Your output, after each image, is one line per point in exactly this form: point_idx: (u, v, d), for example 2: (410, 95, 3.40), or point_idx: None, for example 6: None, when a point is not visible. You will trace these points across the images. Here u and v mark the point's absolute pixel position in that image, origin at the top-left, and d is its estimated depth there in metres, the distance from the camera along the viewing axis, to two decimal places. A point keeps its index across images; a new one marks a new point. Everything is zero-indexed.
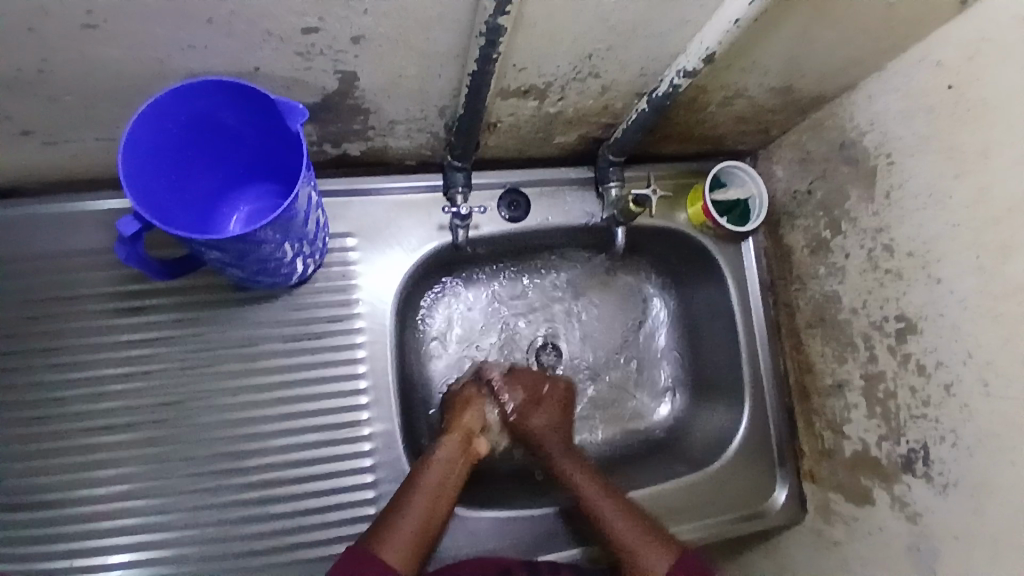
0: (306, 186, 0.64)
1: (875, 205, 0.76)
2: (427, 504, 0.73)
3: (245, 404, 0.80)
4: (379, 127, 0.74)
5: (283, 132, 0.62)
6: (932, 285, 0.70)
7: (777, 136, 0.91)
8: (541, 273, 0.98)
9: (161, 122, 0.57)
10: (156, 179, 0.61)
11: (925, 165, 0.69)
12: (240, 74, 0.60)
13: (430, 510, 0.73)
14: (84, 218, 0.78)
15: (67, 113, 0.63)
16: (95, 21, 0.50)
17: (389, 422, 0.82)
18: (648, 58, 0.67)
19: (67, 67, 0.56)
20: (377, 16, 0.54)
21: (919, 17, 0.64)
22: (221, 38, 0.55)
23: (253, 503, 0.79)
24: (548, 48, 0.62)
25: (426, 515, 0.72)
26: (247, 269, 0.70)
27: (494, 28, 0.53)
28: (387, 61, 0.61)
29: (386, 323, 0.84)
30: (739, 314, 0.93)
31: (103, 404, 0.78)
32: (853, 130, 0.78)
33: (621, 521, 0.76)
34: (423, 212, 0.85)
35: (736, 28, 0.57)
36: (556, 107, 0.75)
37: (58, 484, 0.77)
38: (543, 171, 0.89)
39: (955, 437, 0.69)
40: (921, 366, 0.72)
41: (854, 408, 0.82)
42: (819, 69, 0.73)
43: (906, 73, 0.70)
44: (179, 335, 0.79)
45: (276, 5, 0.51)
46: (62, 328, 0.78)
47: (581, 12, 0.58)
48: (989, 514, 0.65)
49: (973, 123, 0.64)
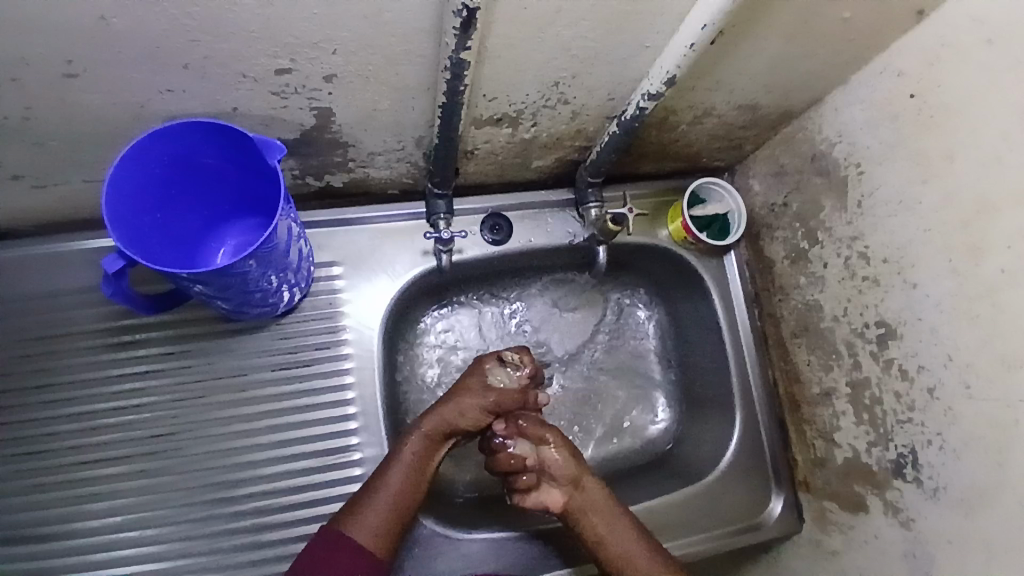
0: (286, 218, 0.66)
1: (848, 214, 0.77)
2: (404, 486, 0.74)
3: (236, 434, 0.81)
4: (359, 158, 0.77)
5: (263, 169, 0.64)
6: (908, 290, 0.71)
7: (752, 151, 0.93)
8: (525, 294, 0.99)
9: (144, 162, 0.60)
10: (142, 217, 0.63)
11: (893, 173, 0.71)
12: (218, 114, 0.63)
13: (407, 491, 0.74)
14: (74, 257, 0.80)
15: (55, 157, 0.65)
16: (76, 70, 0.53)
17: (378, 447, 0.83)
18: (614, 82, 0.70)
19: (54, 114, 0.58)
20: (345, 54, 0.57)
21: (875, 30, 0.66)
22: (197, 81, 0.57)
23: (244, 532, 0.79)
24: (514, 77, 0.65)
25: (398, 497, 0.73)
26: (232, 301, 0.72)
27: (457, 62, 0.55)
28: (361, 96, 0.64)
29: (373, 349, 0.85)
30: (726, 327, 0.94)
31: (96, 437, 0.79)
32: (823, 141, 0.80)
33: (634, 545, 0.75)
34: (407, 238, 0.87)
35: (692, 51, 0.59)
36: (531, 133, 0.78)
37: (54, 518, 0.77)
38: (524, 194, 0.91)
39: (941, 440, 0.69)
40: (903, 371, 0.73)
41: (842, 415, 0.83)
42: (783, 84, 0.75)
43: (870, 84, 0.72)
44: (170, 367, 0.81)
45: (246, 47, 0.54)
46: (56, 365, 0.80)
47: (543, 43, 0.60)
48: (982, 520, 0.65)
49: (935, 129, 0.65)
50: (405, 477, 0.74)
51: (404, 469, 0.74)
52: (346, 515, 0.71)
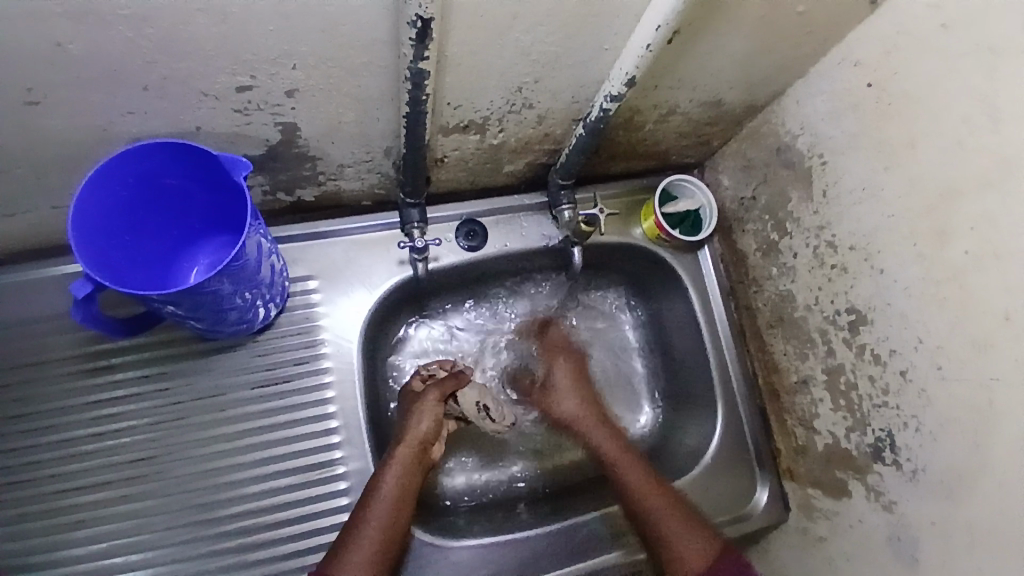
0: (255, 234, 0.66)
1: (814, 204, 0.79)
2: (388, 509, 0.74)
3: (219, 453, 0.80)
4: (329, 171, 0.77)
5: (230, 187, 0.64)
6: (876, 276, 0.72)
7: (719, 146, 0.94)
8: (503, 300, 1.00)
9: (109, 185, 0.59)
10: (109, 240, 0.63)
11: (855, 161, 0.72)
12: (184, 133, 0.63)
13: (390, 514, 0.74)
14: (46, 283, 0.80)
15: (19, 184, 0.65)
16: (35, 97, 0.53)
17: (363, 460, 0.83)
18: (578, 84, 0.70)
19: (14, 141, 0.58)
20: (306, 69, 0.57)
21: (831, 22, 0.67)
22: (159, 102, 0.57)
23: (232, 552, 0.78)
24: (477, 84, 0.65)
25: (384, 522, 0.73)
26: (207, 320, 0.71)
27: (418, 72, 0.55)
28: (326, 109, 0.64)
29: (353, 361, 0.85)
30: (704, 322, 0.95)
31: (76, 465, 0.78)
32: (787, 134, 0.81)
33: (675, 521, 0.78)
34: (382, 249, 0.87)
35: (649, 52, 0.60)
36: (499, 139, 0.78)
37: (37, 548, 0.76)
38: (497, 199, 0.92)
39: (917, 422, 0.70)
40: (876, 356, 0.74)
41: (820, 403, 0.84)
42: (745, 79, 0.77)
43: (828, 75, 0.74)
44: (148, 391, 0.80)
45: (206, 65, 0.54)
46: (31, 394, 0.79)
47: (503, 49, 0.61)
48: (960, 498, 0.66)
49: (892, 116, 0.67)
50: (387, 498, 0.75)
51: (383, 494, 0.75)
52: (335, 553, 0.72)
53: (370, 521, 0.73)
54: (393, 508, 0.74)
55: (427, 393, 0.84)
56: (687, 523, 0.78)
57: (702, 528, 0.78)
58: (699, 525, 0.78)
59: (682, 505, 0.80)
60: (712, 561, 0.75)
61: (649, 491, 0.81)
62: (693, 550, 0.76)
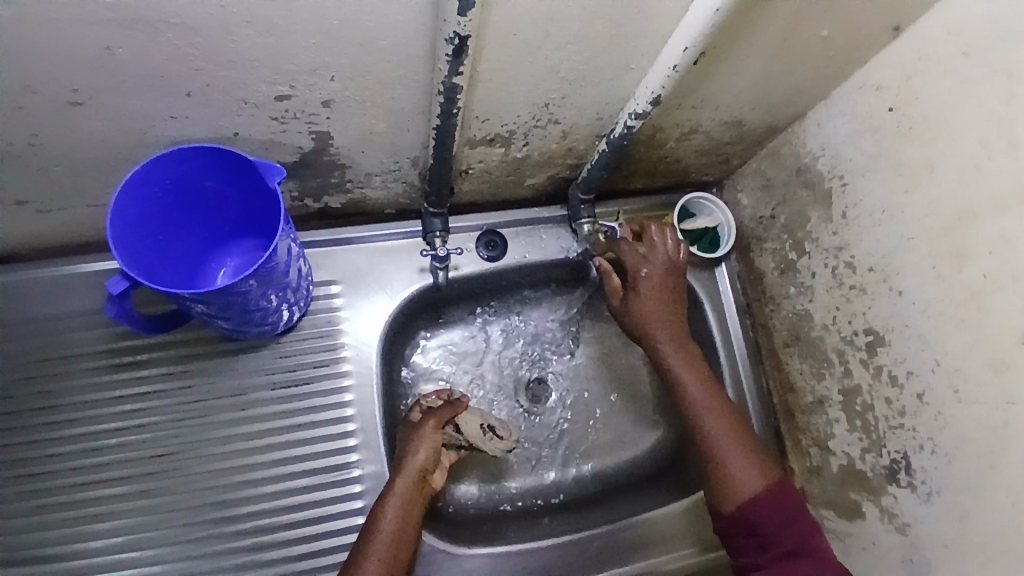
0: (286, 238, 0.67)
1: (834, 225, 0.79)
2: (389, 547, 0.71)
3: (237, 452, 0.81)
4: (356, 179, 0.79)
5: (264, 192, 0.66)
6: (895, 298, 0.73)
7: (739, 165, 0.95)
8: (520, 310, 1.01)
9: (147, 186, 0.61)
10: (144, 239, 0.65)
11: (875, 184, 0.73)
12: (220, 138, 0.65)
13: (391, 553, 0.71)
14: (78, 280, 0.82)
15: (60, 182, 0.67)
16: (82, 98, 0.55)
17: (378, 463, 0.83)
18: (603, 101, 0.72)
19: (58, 140, 0.60)
20: (343, 80, 0.59)
21: (854, 47, 0.69)
22: (200, 107, 0.59)
23: (246, 550, 0.79)
24: (506, 99, 0.67)
25: (386, 560, 0.70)
26: (233, 320, 0.73)
27: (451, 86, 0.57)
28: (358, 119, 0.66)
29: (372, 366, 0.86)
30: (719, 338, 0.96)
31: (98, 458, 0.80)
32: (807, 155, 0.82)
33: (743, 453, 0.75)
34: (404, 256, 0.89)
35: (675, 72, 0.62)
36: (523, 152, 0.80)
37: (56, 539, 0.78)
38: (518, 212, 0.94)
39: (933, 445, 0.70)
40: (893, 377, 0.74)
41: (835, 423, 0.84)
42: (767, 101, 0.78)
43: (850, 99, 0.75)
44: (171, 388, 0.82)
45: (248, 75, 0.56)
46: (57, 387, 0.81)
47: (532, 65, 0.62)
48: (976, 523, 0.66)
49: (914, 140, 0.68)
50: (388, 536, 0.72)
51: (383, 532, 0.72)
52: None
53: (371, 559, 0.70)
54: (394, 546, 0.71)
55: (423, 423, 0.79)
56: (753, 456, 0.75)
57: (763, 458, 0.76)
58: (763, 457, 0.76)
59: (748, 435, 0.77)
60: (769, 486, 0.73)
61: (715, 414, 0.78)
62: (752, 476, 0.74)
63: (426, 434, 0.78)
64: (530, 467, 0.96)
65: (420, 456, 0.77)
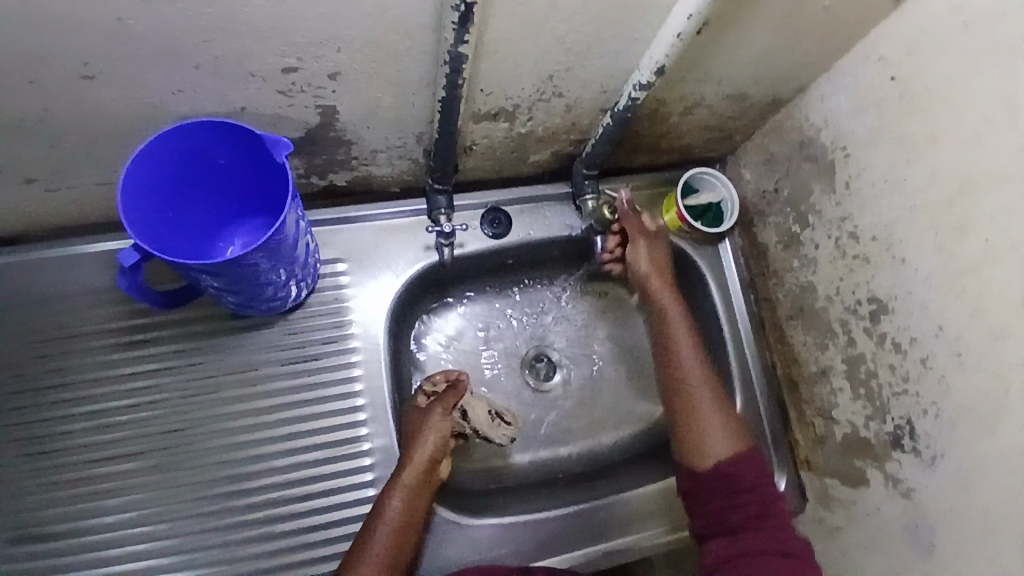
0: (295, 211, 0.68)
1: (837, 196, 0.80)
2: (393, 537, 0.74)
3: (247, 427, 0.82)
4: (362, 156, 0.79)
5: (271, 166, 0.67)
6: (898, 266, 0.73)
7: (742, 141, 0.96)
8: (524, 288, 1.01)
9: (157, 161, 0.62)
10: (154, 214, 0.65)
11: (878, 154, 0.73)
12: (229, 113, 0.65)
13: (395, 543, 0.74)
14: (86, 259, 0.82)
15: (68, 159, 0.67)
16: (91, 71, 0.56)
17: (387, 437, 0.85)
18: (608, 74, 0.72)
19: (67, 115, 0.61)
20: (350, 52, 0.59)
21: (857, 18, 0.69)
22: (208, 81, 0.60)
23: (259, 523, 0.81)
24: (511, 71, 0.67)
25: (389, 550, 0.73)
26: (242, 295, 0.74)
27: (457, 56, 0.57)
28: (365, 93, 0.66)
29: (379, 342, 0.87)
30: (722, 312, 0.97)
31: (110, 434, 0.81)
32: (810, 128, 0.82)
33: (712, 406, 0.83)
34: (410, 234, 0.89)
35: (679, 40, 0.62)
36: (527, 127, 0.80)
37: (70, 515, 0.79)
38: (522, 189, 0.94)
39: (937, 409, 0.71)
40: (896, 345, 0.75)
41: (839, 393, 0.85)
42: (769, 73, 0.78)
43: (852, 69, 0.75)
44: (181, 365, 0.83)
45: (256, 46, 0.56)
46: (68, 365, 0.81)
47: (537, 36, 0.63)
48: (979, 484, 0.67)
49: (916, 108, 0.68)
50: (392, 527, 0.74)
51: (387, 523, 0.74)
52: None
53: (375, 547, 0.73)
54: (398, 537, 0.74)
55: (431, 411, 0.80)
56: (725, 422, 0.82)
57: (738, 426, 0.82)
58: (734, 423, 0.83)
59: (719, 395, 0.84)
60: (737, 453, 0.80)
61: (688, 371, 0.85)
62: (722, 440, 0.81)
63: (433, 425, 0.79)
64: (537, 442, 0.97)
65: (427, 447, 0.77)
